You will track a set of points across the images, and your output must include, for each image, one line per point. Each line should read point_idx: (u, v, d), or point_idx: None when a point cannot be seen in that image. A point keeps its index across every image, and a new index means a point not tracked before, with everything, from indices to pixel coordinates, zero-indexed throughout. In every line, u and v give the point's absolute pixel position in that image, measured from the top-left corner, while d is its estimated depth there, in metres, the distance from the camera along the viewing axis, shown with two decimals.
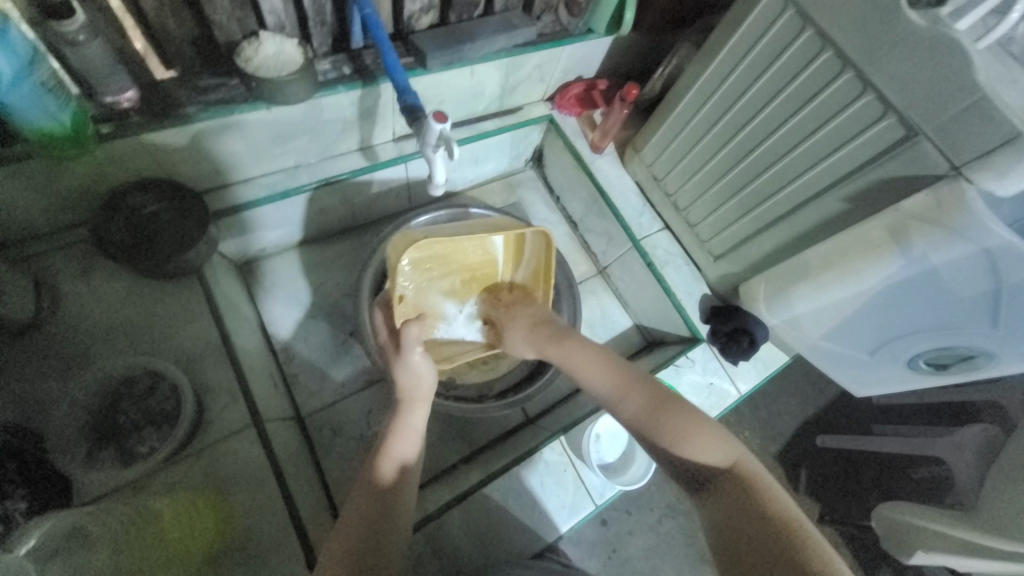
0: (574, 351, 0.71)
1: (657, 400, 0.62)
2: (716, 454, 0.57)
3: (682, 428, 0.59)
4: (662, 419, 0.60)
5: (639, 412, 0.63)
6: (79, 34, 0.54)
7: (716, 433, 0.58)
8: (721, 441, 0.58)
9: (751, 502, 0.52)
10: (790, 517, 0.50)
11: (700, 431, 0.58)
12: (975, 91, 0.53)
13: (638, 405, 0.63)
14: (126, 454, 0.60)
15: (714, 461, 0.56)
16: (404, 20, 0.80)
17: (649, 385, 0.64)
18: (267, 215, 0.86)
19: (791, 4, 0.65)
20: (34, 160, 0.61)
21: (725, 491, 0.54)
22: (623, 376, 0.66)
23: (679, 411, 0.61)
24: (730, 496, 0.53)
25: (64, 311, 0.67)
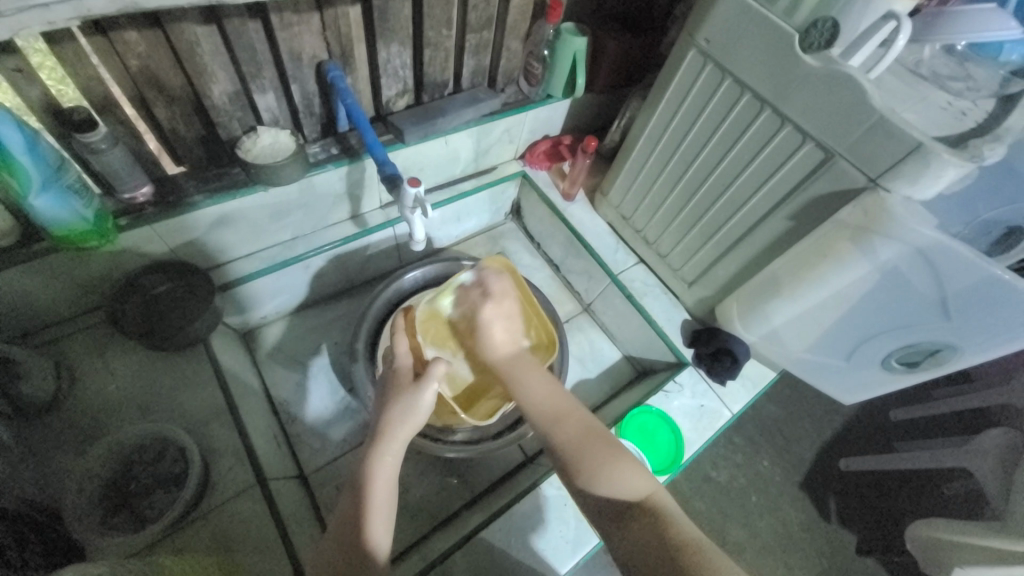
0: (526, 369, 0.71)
1: (590, 430, 0.62)
2: (635, 485, 0.57)
3: (604, 457, 0.59)
4: (584, 444, 0.60)
5: (572, 438, 0.61)
6: (101, 143, 0.64)
7: (634, 467, 0.58)
8: (639, 473, 0.58)
9: (664, 534, 0.51)
10: (700, 546, 0.50)
11: (623, 463, 0.58)
12: (873, 113, 0.61)
13: (569, 428, 0.62)
14: (137, 519, 0.63)
15: (631, 492, 0.56)
16: (383, 104, 0.92)
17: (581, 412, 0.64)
18: (266, 285, 0.93)
19: (709, 59, 0.75)
20: (56, 254, 0.68)
21: (640, 523, 0.53)
22: (561, 397, 0.66)
23: (602, 441, 0.61)
24: (642, 531, 0.52)
25: (80, 388, 0.72)
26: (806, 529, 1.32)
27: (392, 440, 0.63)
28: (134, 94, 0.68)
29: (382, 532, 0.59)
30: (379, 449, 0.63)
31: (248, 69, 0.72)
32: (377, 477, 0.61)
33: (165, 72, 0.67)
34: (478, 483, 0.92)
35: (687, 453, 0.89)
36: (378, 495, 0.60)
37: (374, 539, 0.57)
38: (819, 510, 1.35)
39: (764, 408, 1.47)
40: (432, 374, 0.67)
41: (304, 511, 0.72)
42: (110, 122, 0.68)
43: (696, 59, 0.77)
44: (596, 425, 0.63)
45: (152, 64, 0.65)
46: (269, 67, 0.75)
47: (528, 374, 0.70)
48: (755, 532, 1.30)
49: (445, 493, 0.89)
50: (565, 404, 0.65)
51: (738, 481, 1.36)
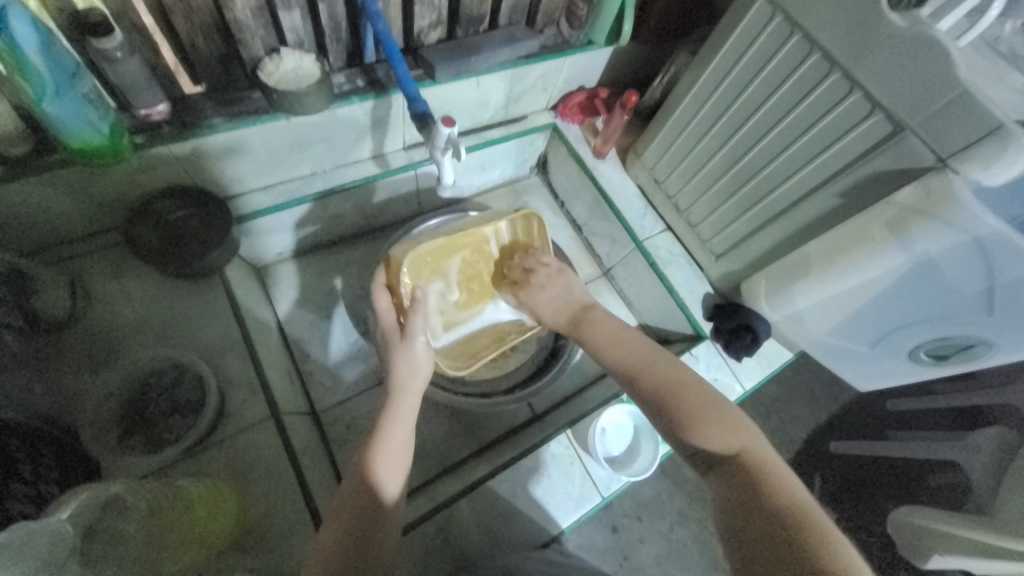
0: (601, 330, 0.79)
1: (678, 378, 0.66)
2: (725, 436, 0.57)
3: (697, 407, 0.61)
4: (678, 394, 0.63)
5: (659, 385, 0.65)
6: (116, 51, 0.59)
7: (735, 422, 0.59)
8: (736, 426, 0.58)
9: (757, 483, 0.51)
10: (800, 502, 0.48)
11: (717, 414, 0.59)
12: (957, 85, 0.55)
13: (659, 379, 0.67)
14: (154, 441, 0.64)
15: (722, 442, 0.56)
16: (414, 36, 0.85)
17: (671, 360, 0.69)
18: (281, 221, 0.90)
19: (779, 10, 0.68)
20: (69, 168, 0.65)
21: (733, 469, 0.53)
22: (642, 353, 0.72)
23: (692, 388, 0.64)
24: (729, 477, 0.53)
25: (96, 310, 0.72)
26: None
27: (406, 389, 0.67)
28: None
29: (390, 474, 0.59)
30: (394, 401, 0.66)
31: None
32: (394, 426, 0.63)
33: None
34: (485, 434, 0.93)
35: None
36: (395, 442, 0.62)
37: (382, 484, 0.58)
38: (807, 489, 1.38)
39: (766, 388, 1.47)
40: (415, 327, 0.70)
41: (315, 447, 0.73)
42: (126, 29, 0.63)
43: (763, 10, 0.70)
44: (685, 372, 0.67)
45: None
46: None
47: (603, 332, 0.78)
48: None
49: (452, 441, 0.91)
50: (653, 359, 0.70)
51: None
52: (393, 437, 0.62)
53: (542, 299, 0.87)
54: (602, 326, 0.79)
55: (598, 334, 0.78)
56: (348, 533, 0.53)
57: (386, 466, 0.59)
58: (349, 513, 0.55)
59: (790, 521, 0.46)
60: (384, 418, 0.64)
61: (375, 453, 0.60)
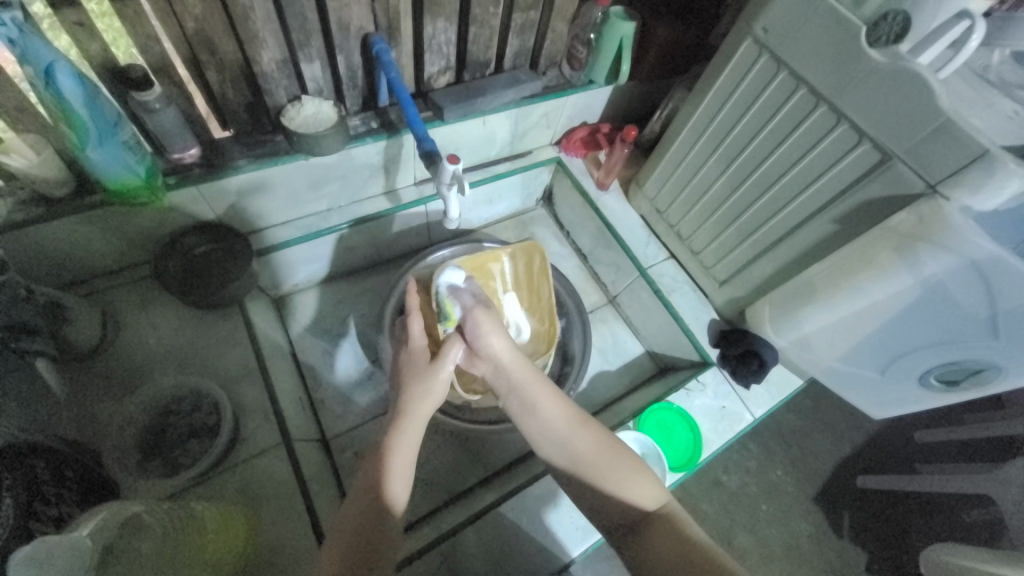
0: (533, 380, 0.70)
1: (601, 443, 0.64)
2: (648, 496, 0.59)
3: (619, 471, 0.61)
4: (601, 461, 0.62)
5: (588, 452, 0.63)
6: (155, 102, 0.65)
7: (649, 477, 0.61)
8: (653, 483, 0.61)
9: (673, 542, 0.54)
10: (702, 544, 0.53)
11: (636, 472, 0.61)
12: (939, 114, 0.58)
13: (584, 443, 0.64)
14: (170, 466, 0.67)
15: (643, 502, 0.59)
16: (425, 81, 0.92)
17: (595, 424, 0.67)
18: (298, 254, 0.95)
19: (764, 50, 0.72)
20: (106, 208, 0.71)
21: (652, 534, 0.56)
22: (570, 412, 0.67)
23: (619, 451, 0.63)
24: (653, 539, 0.55)
25: (122, 338, 0.76)
26: (817, 542, 1.30)
27: (415, 415, 0.66)
28: (189, 57, 0.69)
29: (399, 488, 0.61)
30: (399, 426, 0.65)
31: (297, 37, 0.73)
32: (399, 448, 0.63)
33: (218, 35, 0.68)
34: (492, 463, 0.93)
35: (704, 454, 0.88)
36: (400, 468, 0.61)
37: (391, 494, 0.59)
38: (832, 525, 1.32)
39: (784, 417, 1.43)
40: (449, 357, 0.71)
41: (324, 473, 0.75)
42: (165, 83, 0.70)
43: (750, 49, 0.74)
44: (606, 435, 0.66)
45: (206, 27, 0.66)
46: (318, 37, 0.75)
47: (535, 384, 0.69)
48: (764, 539, 1.28)
49: (459, 469, 0.91)
50: (577, 421, 0.66)
51: (749, 488, 1.34)
52: (401, 458, 0.62)
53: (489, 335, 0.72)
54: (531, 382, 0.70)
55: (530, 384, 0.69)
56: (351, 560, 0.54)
57: (393, 483, 0.60)
58: (353, 536, 0.56)
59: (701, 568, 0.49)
60: (391, 443, 0.63)
61: (383, 476, 0.60)
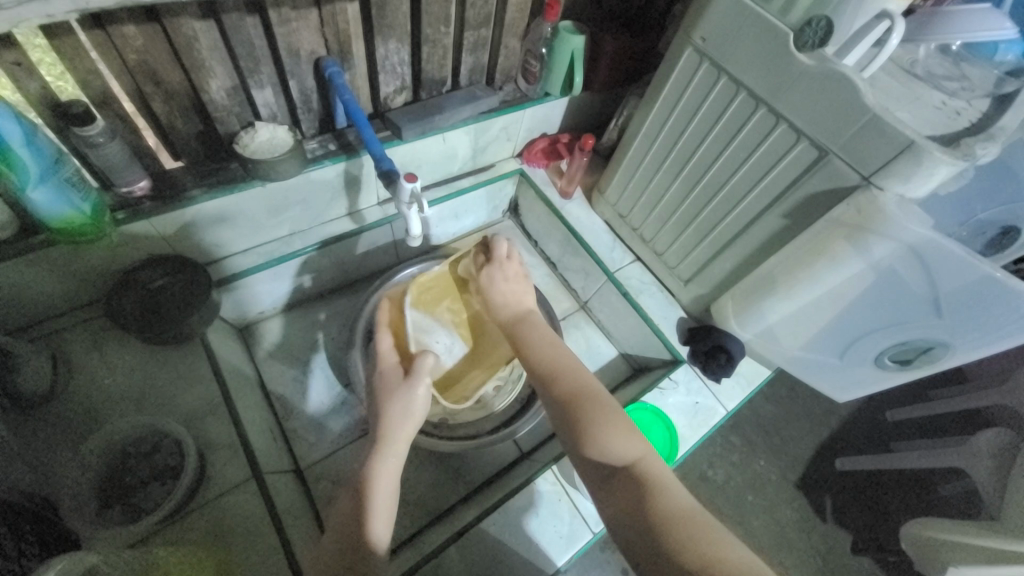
0: (531, 332, 0.77)
1: (584, 389, 0.66)
2: (623, 448, 0.59)
3: (596, 418, 0.62)
4: (577, 404, 0.64)
5: (570, 395, 0.65)
6: (99, 136, 0.64)
7: (626, 429, 0.61)
8: (629, 435, 0.60)
9: (643, 501, 0.53)
10: (687, 510, 0.51)
11: (615, 426, 0.61)
12: (866, 111, 0.61)
13: (566, 385, 0.67)
14: (133, 511, 0.64)
15: (618, 454, 0.59)
16: (381, 101, 0.92)
17: (586, 372, 0.70)
18: (262, 281, 0.93)
19: (704, 58, 0.76)
20: (52, 247, 0.68)
21: (623, 485, 0.56)
22: (562, 359, 0.71)
23: (603, 399, 0.65)
24: (625, 491, 0.55)
25: (76, 382, 0.72)
26: (803, 528, 1.33)
27: (393, 442, 0.65)
28: (133, 89, 0.68)
29: (384, 520, 0.60)
30: (381, 452, 0.64)
31: (246, 64, 0.72)
32: (381, 476, 0.62)
33: (163, 67, 0.67)
34: (474, 478, 0.92)
35: (681, 450, 0.89)
36: (382, 493, 0.61)
37: (373, 535, 0.57)
38: (816, 510, 1.35)
39: (762, 408, 1.47)
40: (422, 370, 0.70)
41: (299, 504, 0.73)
42: (109, 116, 0.68)
43: (691, 57, 0.78)
44: (595, 385, 0.67)
45: (150, 59, 0.65)
46: (267, 63, 0.75)
47: (534, 336, 0.76)
48: (752, 530, 1.30)
49: (441, 487, 0.90)
50: (567, 367, 0.70)
51: (734, 480, 1.36)
52: (385, 486, 0.62)
53: (499, 291, 0.82)
54: (531, 331, 0.77)
55: (529, 335, 0.76)
56: None
57: (379, 515, 0.60)
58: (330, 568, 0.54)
59: (673, 534, 0.48)
60: (369, 470, 0.62)
61: (364, 507, 0.59)
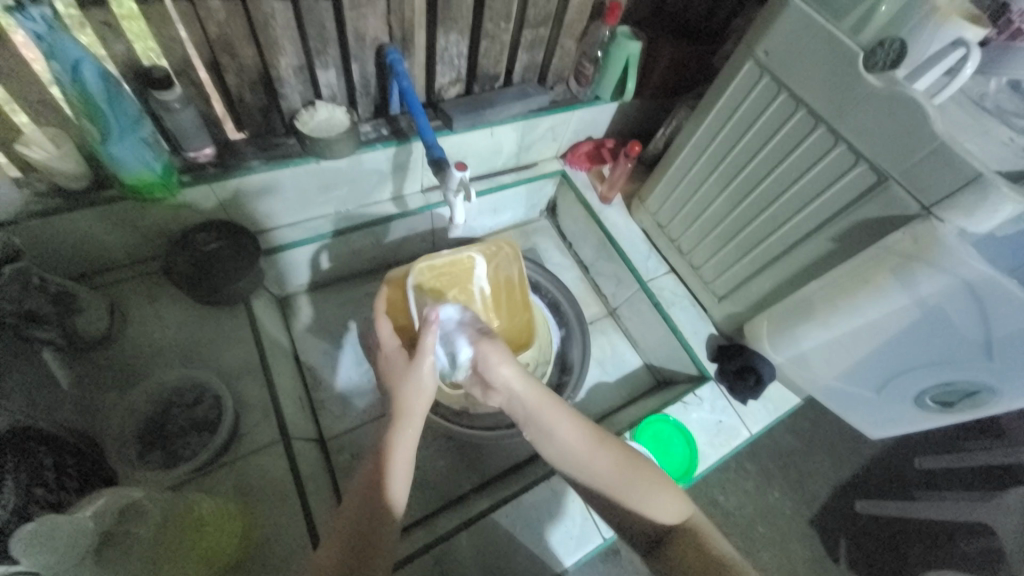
0: (546, 405, 0.67)
1: (625, 460, 0.63)
2: (671, 513, 0.59)
3: (642, 489, 0.60)
4: (619, 480, 0.61)
5: (608, 472, 0.62)
6: (175, 102, 0.67)
7: (674, 494, 0.61)
8: (679, 501, 0.61)
9: (703, 558, 0.55)
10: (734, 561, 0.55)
11: (662, 492, 0.60)
12: (934, 139, 0.59)
13: (607, 462, 0.62)
14: (171, 457, 0.68)
15: (669, 519, 0.59)
16: (436, 91, 0.94)
17: (614, 438, 0.65)
18: (305, 255, 0.97)
19: (765, 72, 0.75)
20: (123, 203, 0.73)
21: (678, 548, 0.57)
22: (590, 432, 0.65)
23: (642, 466, 0.62)
24: (680, 552, 0.57)
25: (129, 330, 0.77)
26: (814, 567, 1.29)
27: (410, 418, 0.66)
28: (209, 60, 0.72)
29: (399, 489, 0.61)
30: (398, 425, 0.65)
31: (314, 45, 0.76)
32: (398, 450, 0.63)
33: (239, 41, 0.70)
34: (488, 469, 0.93)
35: (700, 467, 0.88)
36: (400, 463, 0.62)
37: (391, 495, 0.59)
38: (831, 549, 1.31)
39: (783, 438, 1.43)
40: (426, 347, 0.69)
41: (321, 472, 0.75)
42: (184, 84, 0.72)
43: (752, 71, 0.77)
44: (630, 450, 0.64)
45: (229, 32, 0.69)
46: (334, 45, 0.78)
47: (551, 411, 0.66)
48: (760, 561, 1.27)
49: (455, 475, 0.91)
50: (594, 438, 0.64)
51: (747, 509, 1.33)
52: (401, 457, 0.63)
53: (500, 372, 0.69)
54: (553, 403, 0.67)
55: (542, 409, 0.67)
56: (347, 556, 0.54)
57: (396, 480, 0.61)
58: (347, 530, 0.56)
59: None
60: (387, 441, 0.64)
61: (384, 473, 0.61)
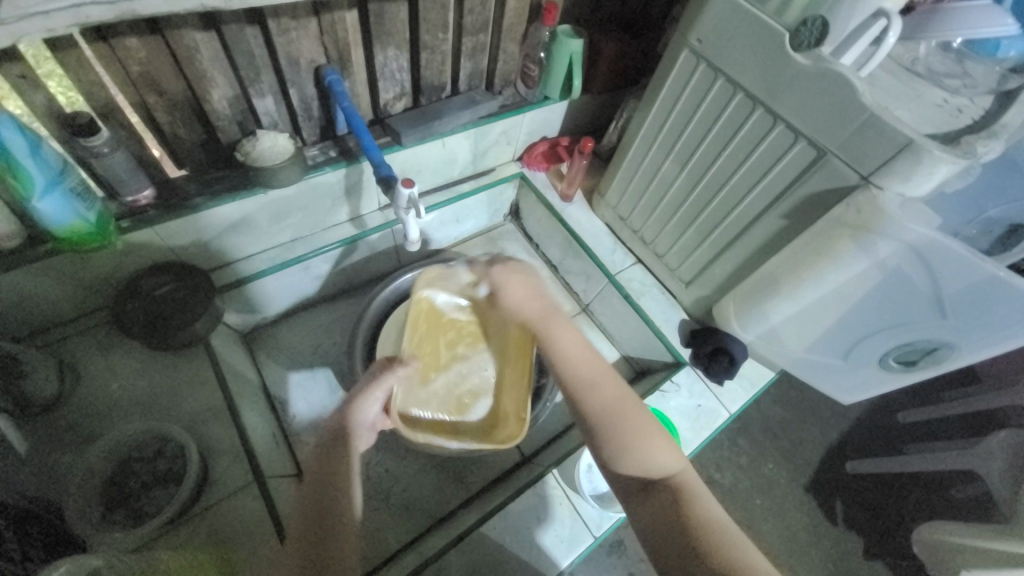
0: (556, 331, 0.70)
1: (626, 399, 0.63)
2: (662, 462, 0.58)
3: (634, 431, 0.60)
4: (616, 414, 0.62)
5: (607, 403, 0.62)
6: (103, 146, 0.65)
7: (664, 443, 0.60)
8: (671, 451, 0.59)
9: (687, 514, 0.53)
10: (719, 523, 0.52)
11: (656, 436, 0.60)
12: (863, 110, 0.61)
13: (606, 396, 0.63)
14: (135, 515, 0.65)
15: (659, 465, 0.58)
16: (381, 108, 0.93)
17: (618, 378, 0.66)
18: (265, 286, 0.94)
19: (700, 59, 0.76)
20: (58, 255, 0.70)
21: (662, 500, 0.55)
22: (595, 366, 0.66)
23: (640, 410, 0.62)
24: (664, 504, 0.55)
25: (81, 387, 0.74)
26: (813, 534, 1.31)
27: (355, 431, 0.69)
28: (136, 100, 0.69)
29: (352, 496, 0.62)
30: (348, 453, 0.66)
31: (246, 74, 0.74)
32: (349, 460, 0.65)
33: (166, 77, 0.68)
34: (476, 482, 0.92)
35: (684, 453, 0.89)
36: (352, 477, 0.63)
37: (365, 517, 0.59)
38: (827, 514, 1.33)
39: (769, 411, 1.45)
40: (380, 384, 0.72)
41: (302, 508, 0.73)
42: (113, 127, 0.70)
43: (688, 59, 0.78)
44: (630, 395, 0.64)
45: (153, 69, 0.67)
46: (267, 72, 0.76)
47: (563, 338, 0.69)
48: (760, 535, 1.29)
49: (443, 491, 0.90)
50: (600, 370, 0.66)
51: (742, 484, 1.35)
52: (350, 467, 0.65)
53: (513, 291, 0.74)
54: (563, 330, 0.70)
55: (553, 334, 0.69)
56: None
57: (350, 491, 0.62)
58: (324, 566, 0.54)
59: (714, 551, 0.49)
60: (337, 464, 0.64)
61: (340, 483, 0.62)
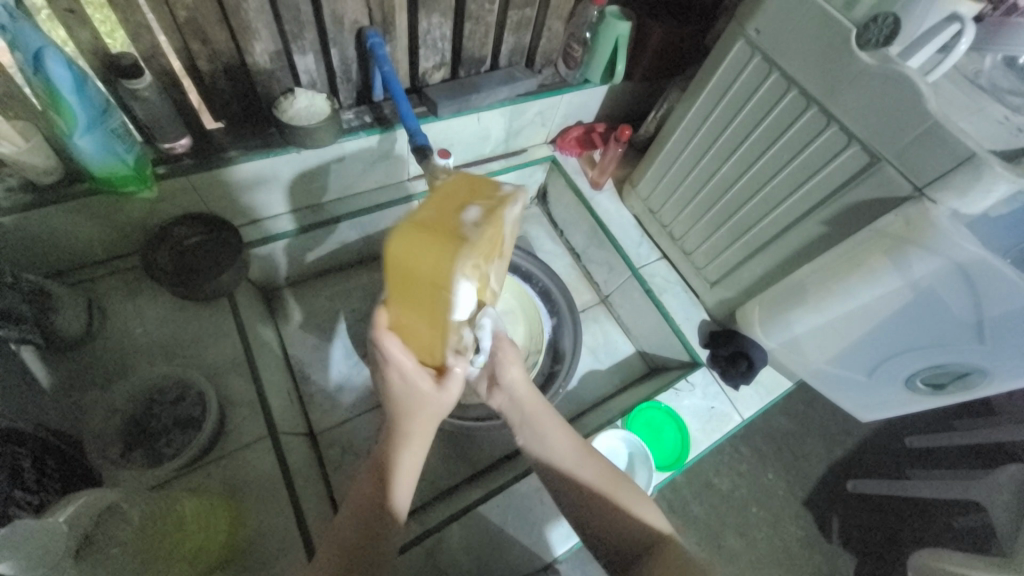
0: (541, 415, 0.66)
1: (610, 471, 0.63)
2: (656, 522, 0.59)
3: (627, 496, 0.61)
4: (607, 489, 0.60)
5: (596, 478, 0.61)
6: (145, 90, 0.65)
7: (649, 506, 0.61)
8: (657, 516, 0.60)
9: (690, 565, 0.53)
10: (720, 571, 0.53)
11: (642, 496, 0.62)
12: (928, 117, 0.58)
13: (594, 472, 0.62)
14: (154, 455, 0.67)
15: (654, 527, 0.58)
16: (419, 76, 0.92)
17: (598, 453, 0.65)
18: (290, 246, 0.95)
19: (756, 51, 0.73)
20: (94, 195, 0.70)
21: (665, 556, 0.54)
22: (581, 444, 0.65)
23: (624, 478, 0.63)
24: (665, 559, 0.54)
25: (108, 327, 0.75)
26: (806, 547, 1.30)
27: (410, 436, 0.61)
28: (180, 46, 0.69)
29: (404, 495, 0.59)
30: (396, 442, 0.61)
31: (290, 29, 0.73)
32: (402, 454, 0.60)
33: (211, 26, 0.68)
34: (480, 459, 0.93)
35: (691, 453, 0.89)
36: (407, 469, 0.60)
37: (395, 497, 0.57)
38: (822, 529, 1.32)
39: (776, 421, 1.43)
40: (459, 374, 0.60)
41: (311, 467, 0.74)
42: (155, 72, 0.69)
43: (743, 50, 0.75)
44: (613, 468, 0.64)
45: (199, 17, 0.66)
46: (311, 29, 0.75)
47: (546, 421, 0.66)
48: (753, 543, 1.29)
49: (447, 465, 0.91)
50: (585, 450, 0.64)
51: (740, 490, 1.34)
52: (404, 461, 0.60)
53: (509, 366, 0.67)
54: (549, 421, 0.66)
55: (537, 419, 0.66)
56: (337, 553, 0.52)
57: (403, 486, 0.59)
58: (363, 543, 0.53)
59: None
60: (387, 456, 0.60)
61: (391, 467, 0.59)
